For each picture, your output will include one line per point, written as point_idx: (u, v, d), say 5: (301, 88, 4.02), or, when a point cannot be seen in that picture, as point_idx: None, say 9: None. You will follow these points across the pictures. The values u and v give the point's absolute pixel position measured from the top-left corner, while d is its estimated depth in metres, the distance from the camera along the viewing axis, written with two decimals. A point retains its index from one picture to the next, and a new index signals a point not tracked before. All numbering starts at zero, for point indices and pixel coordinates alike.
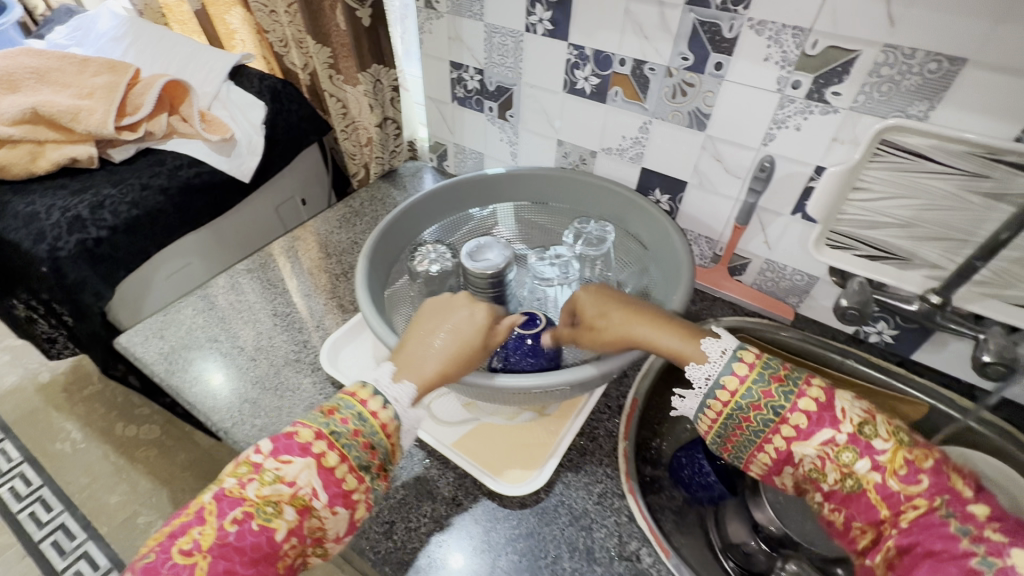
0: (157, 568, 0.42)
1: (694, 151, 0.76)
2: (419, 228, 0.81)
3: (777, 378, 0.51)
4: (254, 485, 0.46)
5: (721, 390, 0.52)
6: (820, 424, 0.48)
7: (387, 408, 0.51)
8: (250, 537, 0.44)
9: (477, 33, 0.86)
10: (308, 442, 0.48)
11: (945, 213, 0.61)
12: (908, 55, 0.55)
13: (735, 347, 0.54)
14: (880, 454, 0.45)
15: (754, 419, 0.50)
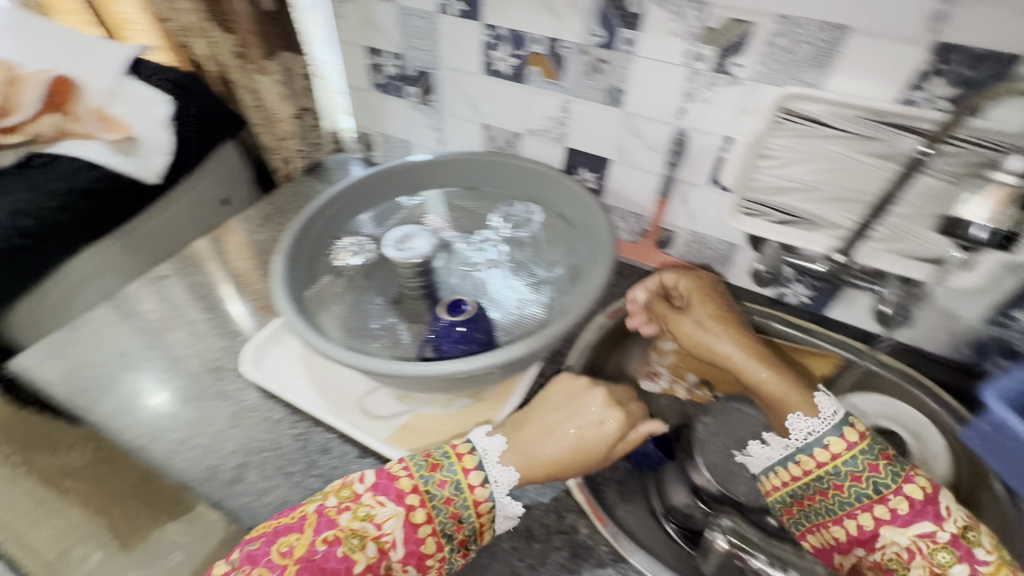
0: (256, 559, 0.47)
1: (614, 129, 0.77)
2: (346, 222, 0.79)
3: (885, 455, 0.55)
4: (348, 514, 0.49)
5: (820, 450, 0.57)
6: (922, 515, 0.52)
7: (485, 487, 0.51)
8: (332, 562, 0.46)
9: (390, 16, 0.83)
10: (405, 492, 0.50)
11: (844, 176, 0.64)
12: (799, 25, 0.58)
13: (847, 415, 0.58)
14: (982, 564, 0.50)
15: (847, 490, 0.55)
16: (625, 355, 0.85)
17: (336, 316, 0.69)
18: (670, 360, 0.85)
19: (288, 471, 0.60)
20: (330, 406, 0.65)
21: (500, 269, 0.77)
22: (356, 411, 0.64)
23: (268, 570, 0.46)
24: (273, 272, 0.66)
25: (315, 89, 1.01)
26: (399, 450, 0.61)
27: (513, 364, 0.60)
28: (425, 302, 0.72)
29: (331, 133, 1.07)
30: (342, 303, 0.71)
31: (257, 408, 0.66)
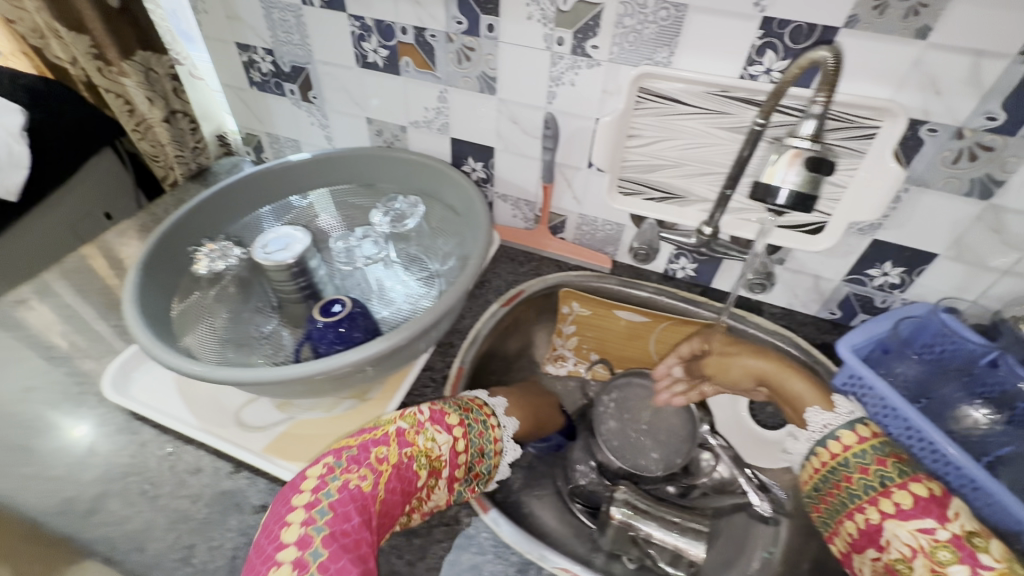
0: (359, 461, 0.51)
1: (493, 116, 0.77)
2: (217, 229, 0.76)
3: (894, 455, 0.54)
4: (419, 435, 0.54)
5: (833, 441, 0.56)
6: (925, 512, 0.49)
7: (501, 428, 0.61)
8: (410, 474, 0.52)
9: (254, 9, 0.79)
10: (454, 424, 0.56)
11: (703, 150, 0.67)
12: (642, 5, 0.59)
13: (859, 417, 0.57)
14: (986, 569, 0.46)
15: (857, 481, 0.53)
16: (527, 341, 0.85)
17: (204, 330, 0.66)
18: (574, 343, 0.87)
19: (153, 495, 0.57)
20: (203, 424, 0.62)
21: (385, 264, 0.76)
22: (231, 425, 0.62)
23: (370, 473, 0.50)
24: (125, 291, 0.62)
25: (187, 86, 0.95)
26: (276, 462, 0.59)
27: (385, 360, 0.59)
28: (305, 305, 0.71)
29: (217, 137, 1.03)
30: (222, 313, 0.69)
31: (123, 432, 0.62)
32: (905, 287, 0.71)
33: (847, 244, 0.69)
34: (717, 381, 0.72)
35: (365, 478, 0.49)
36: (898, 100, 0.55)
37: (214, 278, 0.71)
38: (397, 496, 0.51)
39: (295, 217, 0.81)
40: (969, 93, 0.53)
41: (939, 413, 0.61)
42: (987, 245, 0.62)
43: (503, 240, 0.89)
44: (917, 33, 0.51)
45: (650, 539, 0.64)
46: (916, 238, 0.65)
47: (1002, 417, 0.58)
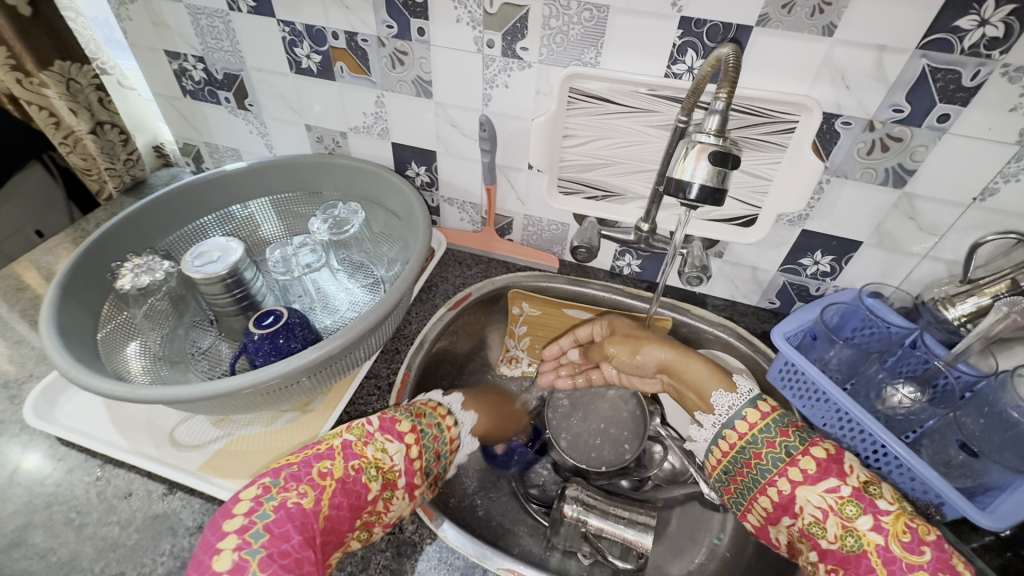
0: (298, 477, 0.49)
1: (431, 120, 0.76)
2: (149, 243, 0.74)
3: (793, 425, 0.56)
4: (369, 446, 0.54)
5: (739, 422, 0.59)
6: (828, 472, 0.52)
7: (456, 425, 0.62)
8: (357, 486, 0.51)
9: (181, 16, 0.77)
10: (405, 432, 0.56)
11: (636, 149, 0.69)
12: (566, 6, 0.59)
13: (757, 395, 0.61)
14: (885, 515, 0.49)
15: (765, 457, 0.55)
16: (479, 343, 0.85)
17: (136, 348, 0.66)
18: (527, 344, 0.87)
19: (79, 523, 0.54)
20: (134, 446, 0.60)
21: (330, 271, 0.76)
22: (164, 445, 0.61)
23: (311, 489, 0.49)
24: (43, 312, 0.59)
25: (116, 97, 0.91)
26: (212, 480, 0.58)
27: (322, 369, 0.59)
28: (243, 318, 0.69)
29: (152, 148, 1.00)
30: (157, 333, 0.69)
31: (48, 459, 0.59)
32: (835, 275, 0.73)
33: (779, 235, 0.71)
34: (620, 365, 0.74)
35: (306, 494, 0.48)
36: (813, 95, 0.57)
37: (141, 294, 0.66)
38: (343, 511, 0.50)
39: (236, 227, 0.82)
40: (877, 86, 0.55)
41: (867, 393, 0.63)
42: (905, 231, 0.65)
43: (450, 243, 0.89)
44: (825, 30, 0.53)
45: (600, 533, 0.64)
46: (841, 227, 0.68)
47: (925, 394, 0.61)
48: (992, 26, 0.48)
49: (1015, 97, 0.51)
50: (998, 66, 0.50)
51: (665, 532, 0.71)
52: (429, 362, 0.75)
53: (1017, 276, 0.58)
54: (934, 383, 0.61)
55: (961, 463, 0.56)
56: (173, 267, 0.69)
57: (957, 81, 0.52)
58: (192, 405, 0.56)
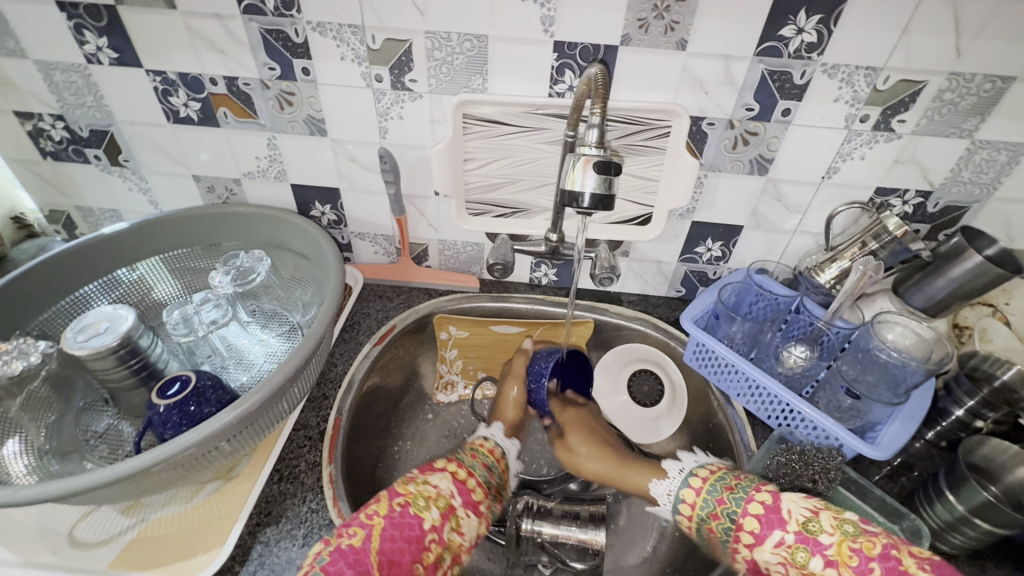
0: (349, 522, 0.51)
1: (329, 157, 0.75)
2: (15, 325, 0.66)
3: (728, 487, 0.57)
4: (411, 484, 0.56)
5: (681, 506, 0.61)
6: (769, 526, 0.52)
7: (488, 438, 0.69)
8: (408, 518, 0.52)
9: (29, 73, 0.70)
10: (445, 464, 0.60)
11: (533, 165, 0.73)
12: (446, 38, 0.62)
13: (689, 472, 0.63)
14: (829, 549, 0.48)
15: (718, 530, 0.57)
16: (411, 374, 0.84)
17: (21, 441, 0.58)
18: (459, 366, 0.87)
19: None
20: (27, 558, 0.53)
21: (239, 324, 0.71)
22: (64, 546, 0.54)
23: (361, 528, 0.50)
24: None
25: None
26: None
27: (242, 430, 0.55)
28: (146, 391, 0.64)
29: (11, 220, 0.86)
30: (39, 424, 0.60)
31: None
32: (727, 259, 0.81)
33: (674, 229, 0.78)
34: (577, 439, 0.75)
35: (356, 533, 0.50)
36: (679, 102, 0.64)
37: (15, 384, 0.58)
38: (398, 544, 0.50)
39: (124, 293, 0.75)
40: (728, 90, 0.62)
41: (768, 359, 0.71)
42: (775, 213, 0.74)
43: (367, 277, 0.88)
44: (678, 45, 0.59)
45: (555, 540, 0.65)
46: (724, 215, 0.75)
47: (814, 352, 0.69)
48: (808, 33, 0.57)
49: (836, 90, 0.61)
50: (818, 65, 0.59)
51: (618, 526, 0.73)
52: (361, 403, 0.72)
53: (866, 240, 0.68)
54: (819, 341, 0.70)
55: (849, 407, 0.64)
56: (51, 346, 0.61)
57: (790, 80, 0.61)
58: (94, 496, 0.50)
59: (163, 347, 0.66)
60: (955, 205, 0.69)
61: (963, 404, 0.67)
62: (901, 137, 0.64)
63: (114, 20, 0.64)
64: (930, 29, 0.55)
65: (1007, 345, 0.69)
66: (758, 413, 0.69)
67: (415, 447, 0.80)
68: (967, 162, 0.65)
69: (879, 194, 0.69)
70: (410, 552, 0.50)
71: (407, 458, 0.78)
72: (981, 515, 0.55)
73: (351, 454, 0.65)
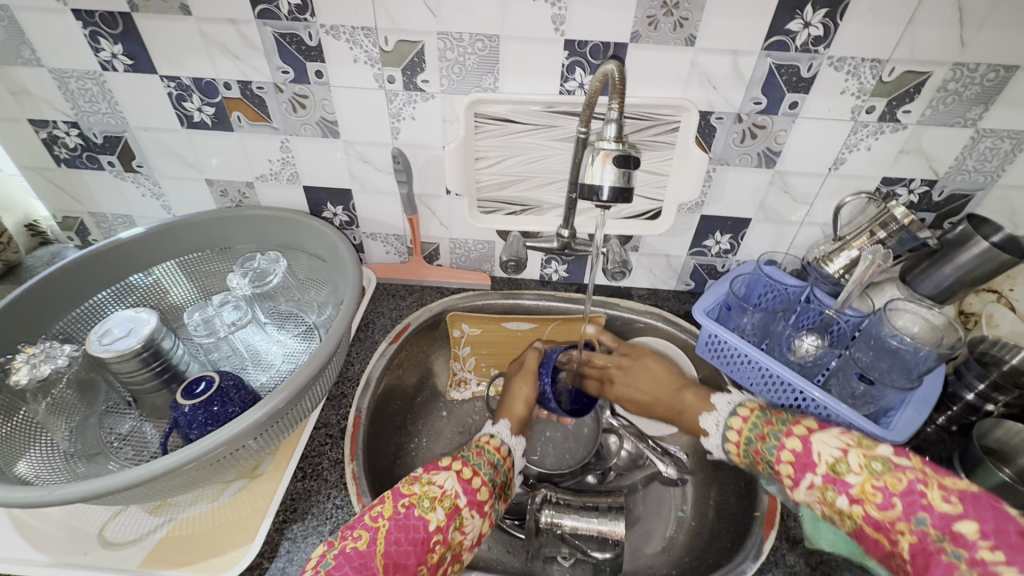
0: (353, 524, 0.53)
1: (342, 159, 0.76)
2: (37, 331, 0.67)
3: (762, 434, 0.58)
4: (415, 485, 0.56)
5: (730, 433, 0.61)
6: (800, 469, 0.53)
7: (494, 435, 0.66)
8: (412, 519, 0.52)
9: (45, 81, 0.71)
10: (449, 463, 0.59)
11: (544, 162, 0.74)
12: (458, 39, 0.63)
13: (732, 411, 0.62)
14: (855, 488, 0.49)
15: (762, 468, 0.58)
16: (425, 372, 0.85)
17: (41, 448, 0.58)
18: (472, 363, 0.87)
19: None
20: (57, 558, 0.54)
21: (257, 325, 0.72)
22: (93, 547, 0.55)
23: (365, 531, 0.51)
24: None
25: None
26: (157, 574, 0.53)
27: (267, 428, 0.56)
28: (168, 393, 0.64)
29: (25, 227, 0.88)
30: (64, 426, 0.61)
31: None
32: (735, 251, 0.82)
33: (683, 222, 0.79)
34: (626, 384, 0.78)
35: (360, 536, 0.51)
36: (688, 97, 0.65)
37: (42, 386, 0.59)
38: (403, 546, 0.51)
39: (140, 297, 0.76)
40: (736, 84, 0.63)
41: (780, 348, 0.72)
42: (783, 204, 0.75)
43: (379, 277, 0.89)
44: (687, 41, 0.60)
45: (576, 532, 0.66)
46: (732, 208, 0.76)
47: (825, 340, 0.71)
48: (815, 26, 0.58)
49: (842, 82, 0.62)
50: (825, 58, 0.60)
51: (636, 517, 0.73)
52: (379, 402, 0.73)
53: (874, 229, 0.69)
54: (830, 330, 0.71)
55: (863, 393, 0.65)
56: (76, 350, 0.62)
57: (797, 74, 0.62)
58: (124, 496, 0.51)
59: (184, 350, 0.67)
60: (960, 193, 0.70)
61: (974, 388, 0.68)
62: (906, 128, 0.65)
63: (129, 26, 0.65)
64: (935, 20, 0.56)
65: (1014, 329, 0.70)
66: (772, 402, 0.70)
67: (431, 443, 0.81)
68: (972, 150, 0.66)
69: (886, 183, 0.71)
70: (415, 555, 0.51)
71: (425, 454, 0.79)
72: (996, 496, 0.56)
73: (372, 451, 0.66)
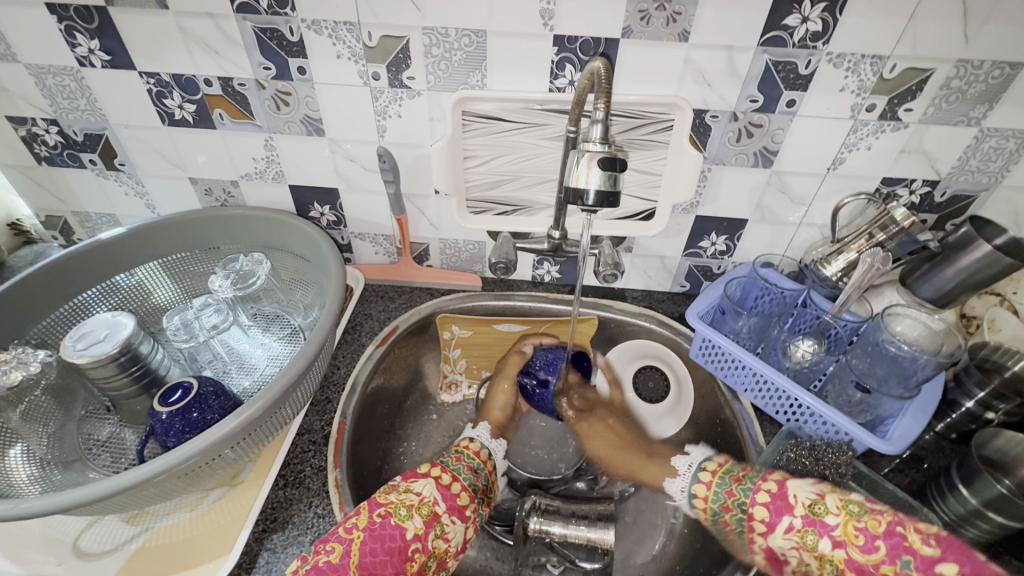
0: (327, 537, 0.51)
1: (328, 158, 0.74)
2: (15, 334, 0.65)
3: (736, 481, 0.58)
4: (391, 493, 0.55)
5: (697, 488, 0.62)
6: (778, 513, 0.53)
7: (473, 440, 0.66)
8: (389, 529, 0.51)
9: (21, 77, 0.69)
10: (428, 470, 0.59)
11: (534, 161, 0.72)
12: (444, 34, 0.60)
13: (697, 467, 0.63)
14: (836, 530, 0.49)
15: (734, 520, 0.57)
16: (414, 374, 0.83)
17: (18, 454, 0.57)
18: (463, 365, 0.86)
19: None
20: (32, 569, 0.53)
21: (240, 327, 0.71)
22: (68, 557, 0.54)
23: (339, 544, 0.50)
24: None
25: None
26: None
27: (246, 436, 0.55)
28: (148, 398, 0.63)
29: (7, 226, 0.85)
30: (40, 433, 0.59)
31: None
32: (731, 252, 0.80)
33: (678, 223, 0.77)
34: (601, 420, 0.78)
35: (334, 549, 0.49)
36: (682, 95, 0.63)
37: (15, 393, 0.57)
38: (379, 556, 0.50)
39: (123, 298, 0.75)
40: (732, 82, 0.61)
41: (775, 353, 0.70)
42: (780, 205, 0.73)
43: (368, 278, 0.87)
44: (680, 36, 0.58)
45: (565, 540, 0.64)
46: (728, 209, 0.74)
47: (822, 345, 0.68)
48: (813, 22, 0.56)
49: (842, 79, 0.60)
50: (824, 54, 0.58)
51: (627, 524, 0.72)
52: (365, 407, 0.71)
53: (873, 231, 0.68)
54: (827, 334, 0.68)
55: (859, 400, 0.63)
56: (49, 355, 0.61)
57: (795, 70, 0.60)
58: (98, 507, 0.50)
59: (164, 353, 0.66)
60: (962, 194, 0.68)
61: (974, 395, 0.66)
62: (908, 127, 0.63)
63: (105, 21, 0.63)
64: (939, 14, 0.54)
65: (1016, 334, 0.68)
66: (766, 408, 0.69)
67: (420, 447, 0.80)
68: (976, 150, 0.64)
69: (886, 184, 0.68)
70: (392, 565, 0.50)
71: (413, 458, 0.78)
72: (995, 509, 0.54)
73: (356, 458, 0.65)
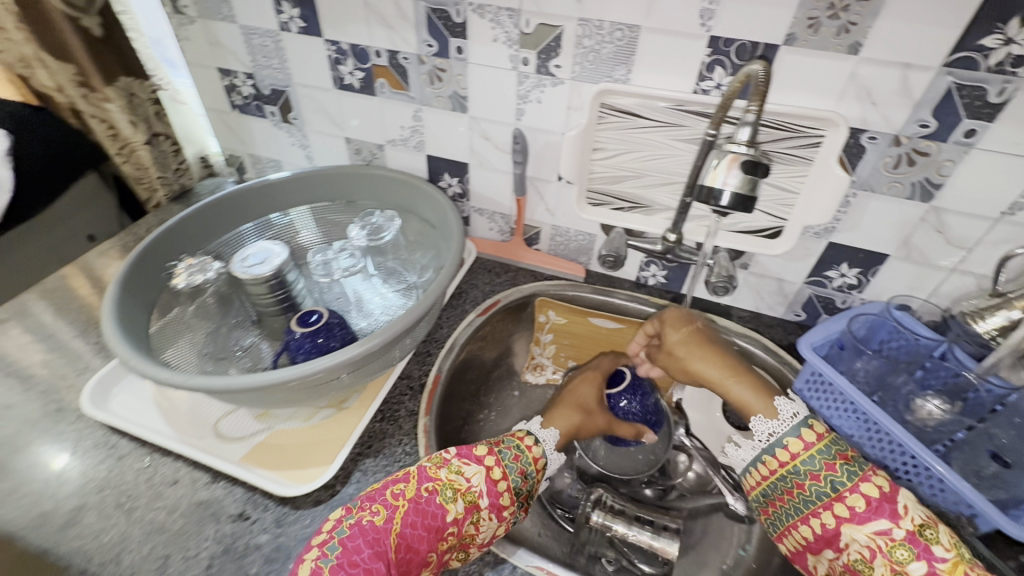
0: (376, 495, 0.55)
1: (466, 134, 0.80)
2: (196, 246, 0.78)
3: (842, 456, 0.53)
4: (443, 469, 0.57)
5: (781, 449, 0.55)
6: (879, 513, 0.49)
7: (538, 444, 0.63)
8: (431, 506, 0.54)
9: (234, 35, 0.82)
10: (483, 455, 0.59)
11: (664, 161, 0.72)
12: (599, 26, 0.62)
13: (803, 419, 0.56)
14: (940, 561, 0.46)
15: (809, 489, 0.53)
16: (505, 350, 0.87)
17: (185, 343, 0.69)
18: (552, 351, 0.88)
19: (129, 507, 0.58)
20: (181, 436, 0.64)
21: (365, 275, 0.79)
22: (209, 435, 0.64)
23: (384, 508, 0.53)
24: (103, 306, 0.64)
25: (169, 110, 0.95)
26: (252, 470, 0.61)
27: (361, 366, 0.62)
28: (286, 318, 0.73)
29: (199, 159, 1.04)
30: (202, 329, 0.72)
31: (101, 448, 0.64)
32: (862, 288, 0.74)
33: (806, 247, 0.73)
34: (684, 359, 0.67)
35: (379, 512, 0.53)
36: (840, 111, 0.59)
37: (192, 291, 0.74)
38: (418, 530, 0.52)
39: (277, 233, 0.84)
40: (901, 103, 0.56)
41: (896, 403, 0.63)
42: (933, 245, 0.66)
43: (480, 252, 0.92)
44: (851, 48, 0.55)
45: (625, 539, 0.65)
46: (868, 240, 0.69)
47: (955, 407, 0.62)
48: (1019, 45, 0.50)
49: None
50: None
51: (691, 542, 0.71)
52: (459, 369, 0.77)
53: None
54: (964, 396, 0.62)
55: (992, 474, 0.57)
56: (222, 267, 0.76)
57: (983, 98, 0.54)
58: (238, 397, 0.59)
59: (303, 285, 0.76)
60: None
61: None
62: None
63: None
64: None
65: None
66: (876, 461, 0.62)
67: (499, 418, 0.84)
68: None
69: None
70: (428, 541, 0.52)
71: (491, 426, 0.82)
72: None
73: (445, 410, 0.70)
